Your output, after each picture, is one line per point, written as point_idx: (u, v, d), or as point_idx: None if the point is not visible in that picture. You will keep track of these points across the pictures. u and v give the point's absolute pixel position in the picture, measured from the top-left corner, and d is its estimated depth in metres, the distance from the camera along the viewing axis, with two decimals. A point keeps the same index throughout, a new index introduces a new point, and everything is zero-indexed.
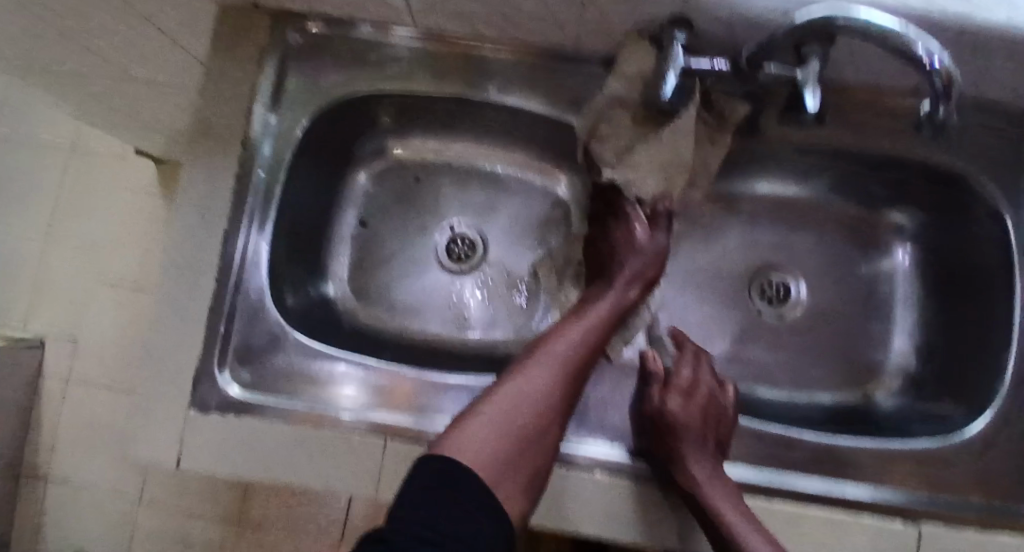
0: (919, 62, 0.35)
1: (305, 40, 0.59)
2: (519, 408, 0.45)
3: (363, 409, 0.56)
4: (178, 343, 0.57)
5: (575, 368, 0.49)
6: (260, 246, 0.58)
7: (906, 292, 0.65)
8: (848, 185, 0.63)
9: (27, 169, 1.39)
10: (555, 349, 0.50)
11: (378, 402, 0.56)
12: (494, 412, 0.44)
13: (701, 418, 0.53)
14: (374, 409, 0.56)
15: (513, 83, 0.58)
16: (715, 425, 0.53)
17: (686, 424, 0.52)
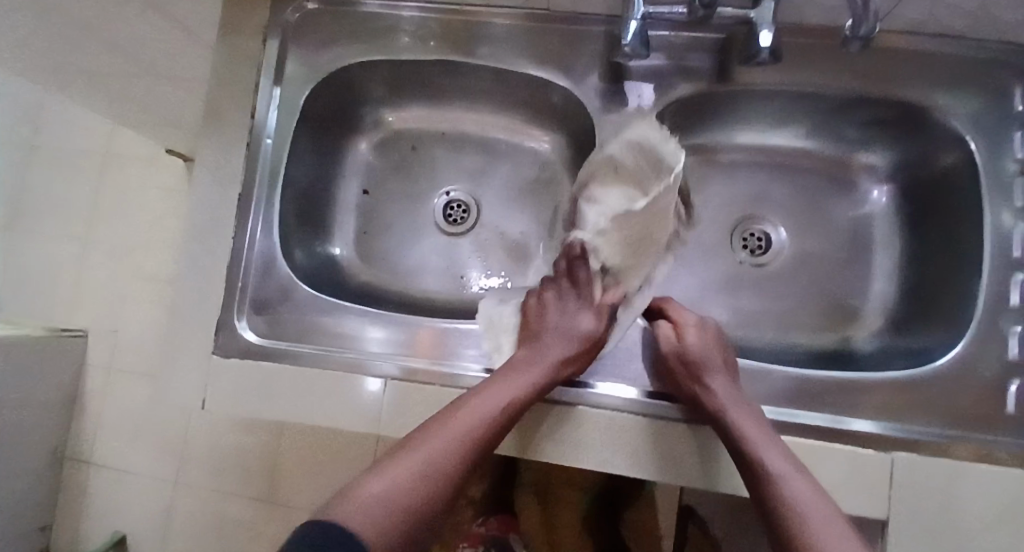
0: None
1: (301, 16, 0.65)
2: (427, 471, 0.45)
3: (396, 358, 0.59)
4: (201, 298, 0.63)
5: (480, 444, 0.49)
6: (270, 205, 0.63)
7: (883, 235, 0.67)
8: (824, 129, 0.65)
9: (70, 173, 1.51)
10: (465, 416, 0.49)
11: (404, 349, 0.60)
12: (396, 474, 0.45)
13: (717, 350, 0.55)
14: (404, 357, 0.60)
15: (494, 46, 0.63)
16: (730, 357, 0.55)
17: (707, 356, 0.55)
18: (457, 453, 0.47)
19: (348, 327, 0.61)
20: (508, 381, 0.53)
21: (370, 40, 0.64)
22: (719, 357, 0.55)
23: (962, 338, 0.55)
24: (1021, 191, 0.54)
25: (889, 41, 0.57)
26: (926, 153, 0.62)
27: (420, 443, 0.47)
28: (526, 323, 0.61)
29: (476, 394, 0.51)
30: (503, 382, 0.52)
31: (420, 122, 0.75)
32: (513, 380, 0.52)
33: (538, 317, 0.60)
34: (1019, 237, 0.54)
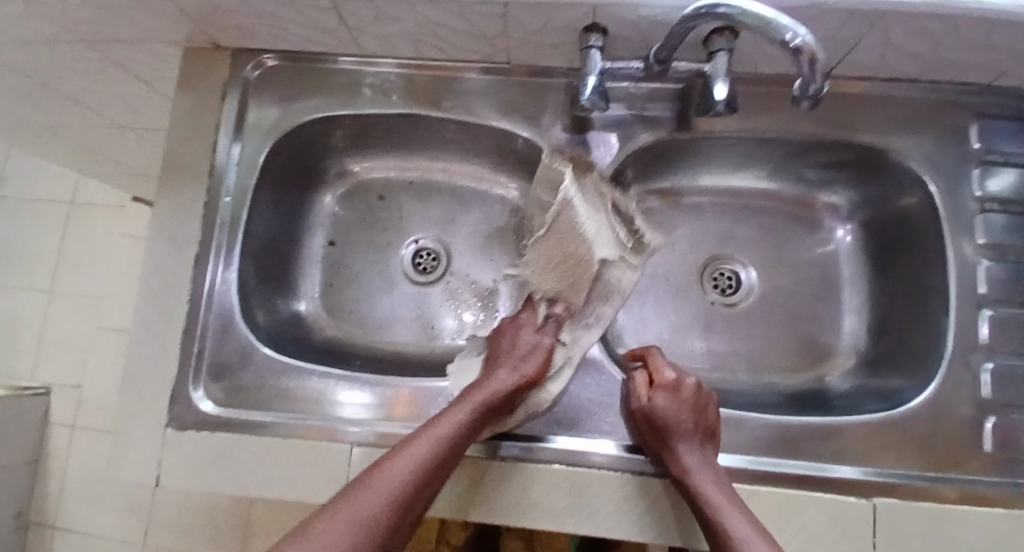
0: (787, 43, 0.40)
1: (261, 73, 0.64)
2: (368, 507, 0.42)
3: (367, 421, 0.57)
4: (155, 365, 0.60)
5: (427, 484, 0.46)
6: (228, 264, 0.61)
7: (851, 272, 0.66)
8: (786, 170, 0.66)
9: (32, 224, 1.47)
10: (418, 448, 0.46)
11: (378, 413, 0.58)
12: (347, 522, 0.41)
13: (690, 412, 0.52)
14: (376, 419, 0.58)
15: (455, 99, 0.63)
16: (703, 416, 0.53)
17: (673, 422, 0.52)
18: (407, 492, 0.44)
19: (313, 390, 0.59)
20: (458, 405, 0.50)
21: (331, 96, 0.64)
22: (688, 421, 0.52)
23: (934, 380, 0.55)
24: (982, 228, 0.56)
25: (842, 87, 0.59)
26: (886, 193, 0.62)
27: (371, 476, 0.44)
28: (497, 348, 0.57)
29: (427, 429, 0.48)
30: (441, 421, 0.49)
31: (386, 172, 0.74)
32: (434, 430, 0.48)
33: (510, 343, 0.57)
34: (983, 273, 0.55)
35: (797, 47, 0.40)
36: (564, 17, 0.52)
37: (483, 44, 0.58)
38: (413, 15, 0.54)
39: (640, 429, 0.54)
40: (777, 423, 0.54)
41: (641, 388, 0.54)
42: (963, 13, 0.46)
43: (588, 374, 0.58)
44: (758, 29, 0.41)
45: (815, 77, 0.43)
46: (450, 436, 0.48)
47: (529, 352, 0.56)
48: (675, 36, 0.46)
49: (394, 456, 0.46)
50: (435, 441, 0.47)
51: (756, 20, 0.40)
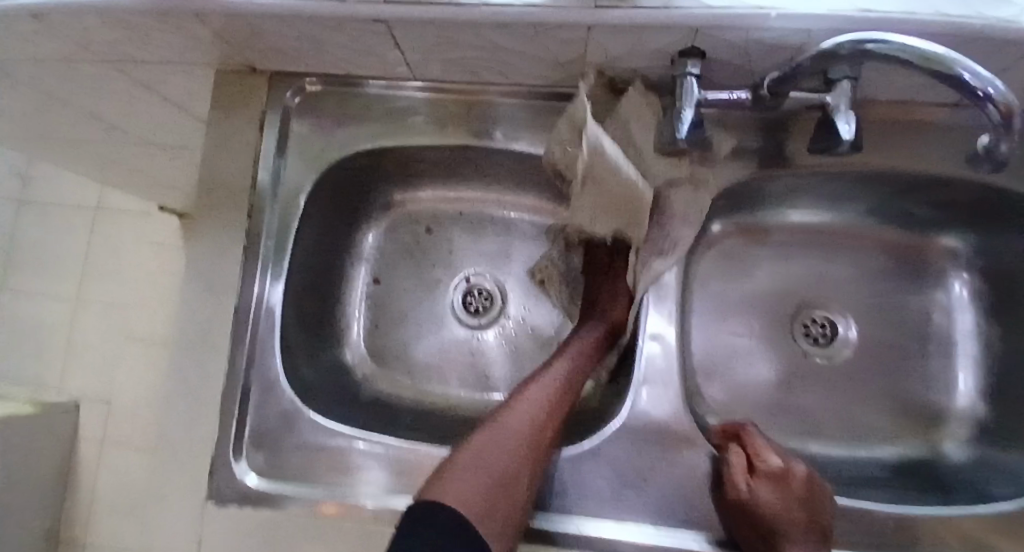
0: (970, 86, 0.34)
1: (302, 99, 0.58)
2: (497, 441, 0.45)
3: (393, 494, 0.51)
4: (190, 424, 0.55)
5: (552, 417, 0.48)
6: (272, 300, 0.55)
7: (966, 325, 0.58)
8: (891, 208, 0.58)
9: (58, 232, 1.44)
10: (535, 390, 0.49)
11: (403, 485, 0.51)
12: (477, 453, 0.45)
13: (798, 507, 0.45)
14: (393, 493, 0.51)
15: (518, 129, 0.56)
16: (814, 511, 0.45)
17: (779, 519, 0.45)
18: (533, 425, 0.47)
19: (363, 460, 0.52)
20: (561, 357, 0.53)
21: (380, 123, 0.57)
22: (798, 521, 0.45)
23: None
24: None
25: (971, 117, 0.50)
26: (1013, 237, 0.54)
27: (495, 419, 0.47)
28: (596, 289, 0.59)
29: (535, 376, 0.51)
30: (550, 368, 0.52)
31: (434, 203, 0.67)
32: (547, 375, 0.51)
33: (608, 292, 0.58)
34: None
35: (988, 95, 0.34)
36: (658, 41, 0.44)
37: (555, 69, 0.51)
38: (480, 38, 0.47)
39: (735, 521, 0.47)
40: (897, 510, 0.47)
41: (741, 475, 0.48)
42: None
43: (671, 454, 0.50)
44: (927, 70, 0.35)
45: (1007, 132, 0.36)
46: (556, 383, 0.51)
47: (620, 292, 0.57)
48: (805, 68, 0.40)
49: (514, 396, 0.49)
50: (548, 386, 0.50)
51: (922, 59, 0.34)
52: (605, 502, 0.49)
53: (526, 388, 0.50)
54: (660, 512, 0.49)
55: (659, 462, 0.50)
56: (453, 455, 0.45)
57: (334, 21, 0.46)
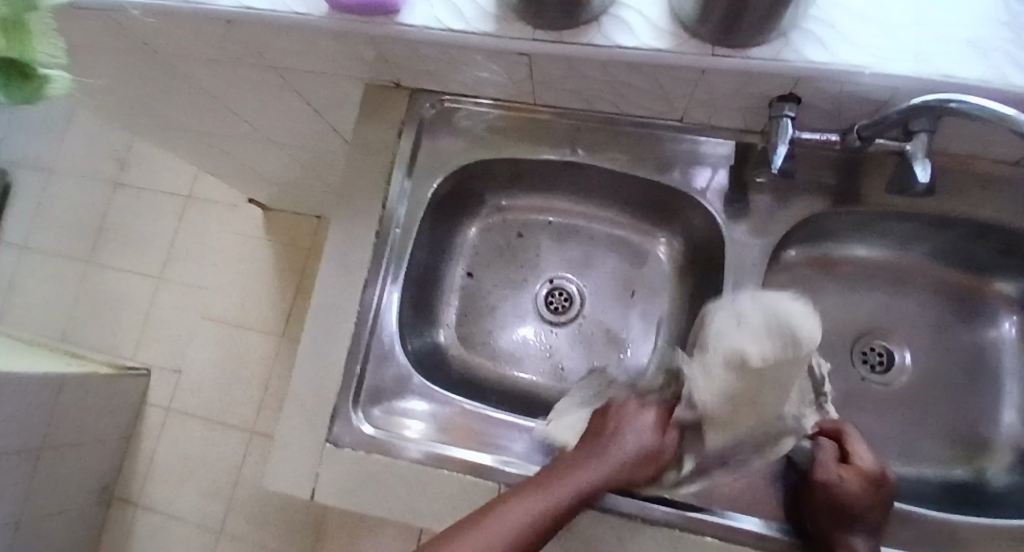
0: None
1: (435, 112, 0.66)
2: (508, 528, 0.43)
3: (428, 440, 0.58)
4: (307, 388, 0.60)
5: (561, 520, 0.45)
6: (394, 290, 0.63)
7: (1013, 364, 0.63)
8: (951, 250, 0.64)
9: (151, 212, 1.57)
10: (563, 488, 0.46)
11: (443, 437, 0.59)
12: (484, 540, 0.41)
13: (878, 507, 0.49)
14: (445, 443, 0.58)
15: (618, 151, 0.64)
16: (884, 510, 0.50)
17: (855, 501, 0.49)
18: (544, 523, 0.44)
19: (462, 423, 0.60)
20: (602, 459, 0.49)
21: (498, 136, 0.66)
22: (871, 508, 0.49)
23: None
24: None
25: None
26: None
27: (514, 500, 0.45)
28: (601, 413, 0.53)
29: (568, 471, 0.48)
30: (583, 472, 0.47)
31: (527, 210, 0.75)
32: (580, 477, 0.47)
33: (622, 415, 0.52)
34: None
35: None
36: (761, 85, 0.52)
37: (662, 102, 0.59)
38: (604, 72, 0.55)
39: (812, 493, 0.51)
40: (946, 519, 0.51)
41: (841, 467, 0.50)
42: None
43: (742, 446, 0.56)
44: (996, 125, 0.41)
45: None
46: (582, 488, 0.47)
47: (650, 436, 0.50)
48: (892, 118, 0.47)
49: (539, 489, 0.46)
50: (578, 488, 0.46)
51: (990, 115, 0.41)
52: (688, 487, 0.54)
53: (552, 479, 0.47)
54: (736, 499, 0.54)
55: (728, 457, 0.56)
56: (465, 523, 0.43)
57: (484, 49, 0.55)
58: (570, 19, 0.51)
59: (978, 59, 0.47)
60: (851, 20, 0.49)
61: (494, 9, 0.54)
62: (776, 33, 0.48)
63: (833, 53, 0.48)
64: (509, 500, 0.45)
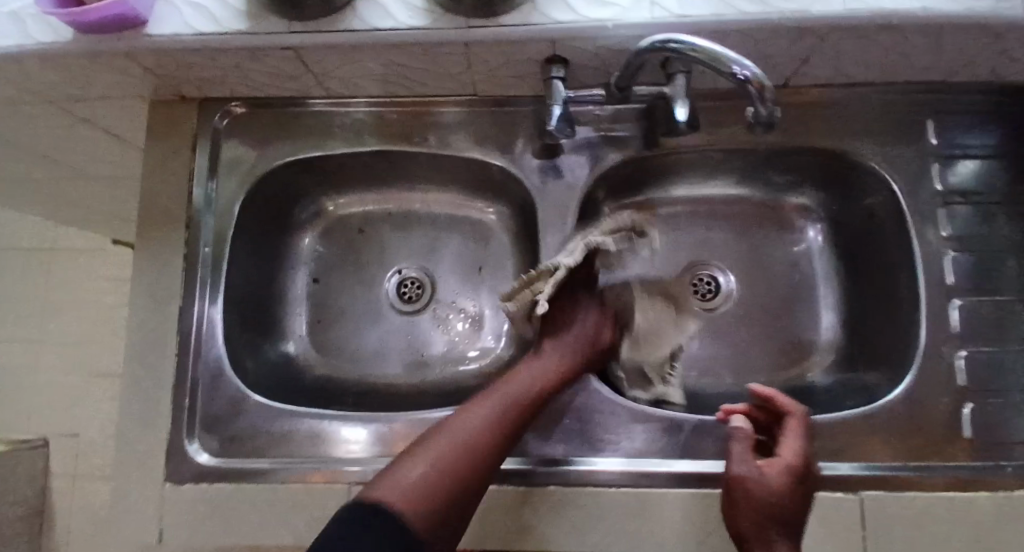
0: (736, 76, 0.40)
1: (230, 121, 0.65)
2: (460, 435, 0.48)
3: (372, 459, 0.58)
4: (143, 426, 0.61)
5: (504, 427, 0.50)
6: (214, 313, 0.62)
7: (823, 269, 0.68)
8: (753, 176, 0.68)
9: (8, 274, 1.44)
10: (509, 391, 0.53)
11: (384, 451, 0.58)
12: (434, 453, 0.46)
13: (791, 496, 0.45)
14: (381, 457, 0.58)
15: (423, 134, 0.64)
16: (803, 499, 0.45)
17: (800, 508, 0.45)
18: (489, 428, 0.49)
19: (308, 433, 0.59)
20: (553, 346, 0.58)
21: (306, 137, 0.65)
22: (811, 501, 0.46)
23: (910, 373, 0.56)
24: (946, 222, 0.58)
25: (802, 96, 0.61)
26: (852, 192, 0.65)
27: (459, 414, 0.50)
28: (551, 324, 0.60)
29: (528, 365, 0.56)
30: (539, 357, 0.57)
31: (362, 206, 0.74)
32: (534, 367, 0.56)
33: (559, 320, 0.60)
34: (949, 264, 0.57)
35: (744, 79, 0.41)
36: (526, 51, 0.53)
37: (449, 80, 0.59)
38: (381, 58, 0.55)
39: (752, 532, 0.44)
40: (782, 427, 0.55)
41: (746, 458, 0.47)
42: (910, 19, 0.48)
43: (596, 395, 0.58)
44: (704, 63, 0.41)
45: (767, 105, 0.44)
46: (529, 378, 0.55)
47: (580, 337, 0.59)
48: (634, 61, 0.48)
49: (486, 396, 0.52)
50: (518, 385, 0.54)
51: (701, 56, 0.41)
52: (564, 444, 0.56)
53: (489, 391, 0.53)
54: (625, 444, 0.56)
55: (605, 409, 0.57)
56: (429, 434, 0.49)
57: (250, 50, 0.54)
58: (323, 7, 0.51)
59: None
60: None
61: (246, 7, 0.52)
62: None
63: (576, 12, 0.50)
64: (464, 412, 0.51)
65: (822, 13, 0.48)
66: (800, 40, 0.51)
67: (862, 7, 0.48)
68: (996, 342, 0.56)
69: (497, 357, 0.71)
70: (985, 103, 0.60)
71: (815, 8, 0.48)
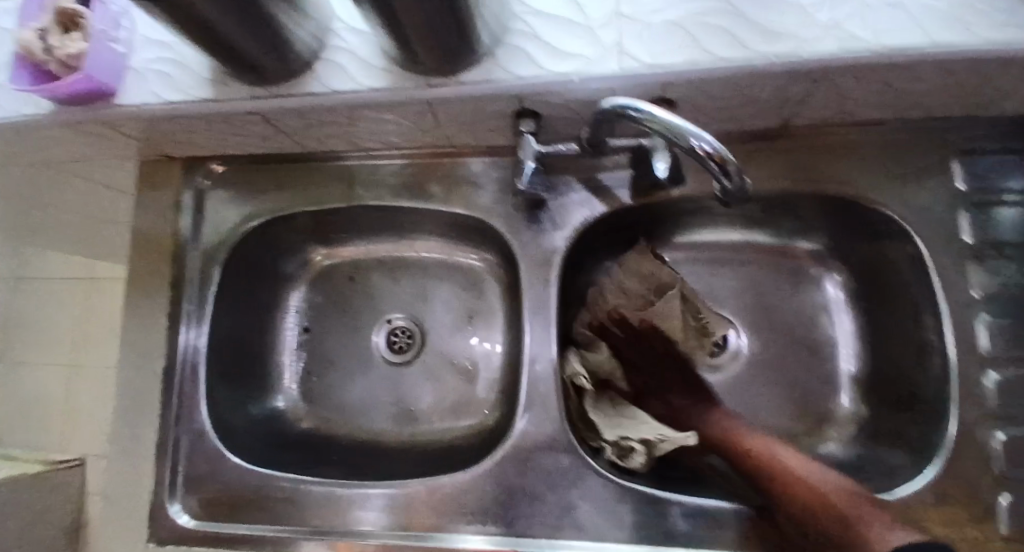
0: (700, 151, 0.38)
1: (212, 179, 0.66)
2: None
3: (383, 529, 0.55)
4: (134, 486, 0.62)
5: None
6: (199, 340, 0.63)
7: (843, 324, 0.62)
8: (760, 221, 0.62)
9: (47, 303, 1.49)
10: None
11: (398, 521, 0.55)
12: None
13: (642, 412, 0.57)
14: (394, 529, 0.55)
15: (403, 187, 0.62)
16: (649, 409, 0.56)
17: (746, 436, 0.48)
18: None
19: (282, 499, 0.58)
20: None
21: (290, 193, 0.64)
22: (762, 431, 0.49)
23: (937, 456, 0.49)
24: (977, 280, 0.51)
25: (807, 137, 0.55)
26: (872, 241, 0.58)
27: None
28: None
29: None
30: None
31: (351, 255, 0.73)
32: None
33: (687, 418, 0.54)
34: (980, 328, 0.50)
35: (709, 153, 0.38)
36: (494, 107, 0.51)
37: (422, 134, 0.57)
38: (348, 118, 0.54)
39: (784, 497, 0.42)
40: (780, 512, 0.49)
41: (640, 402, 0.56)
42: (921, 59, 0.42)
43: (574, 468, 0.54)
44: (667, 135, 0.39)
45: (732, 179, 0.40)
46: None
47: None
48: (595, 120, 0.45)
49: None
50: None
51: (665, 128, 0.38)
52: (546, 522, 0.53)
53: None
54: (616, 523, 0.52)
55: (595, 486, 0.53)
56: None
57: (219, 116, 0.54)
58: (282, 72, 0.50)
59: (684, 37, 0.45)
60: (553, 29, 0.47)
61: (208, 73, 0.52)
62: (482, 53, 0.47)
63: (540, 65, 0.47)
64: None
65: (813, 53, 0.43)
66: (794, 84, 0.46)
67: (860, 45, 0.42)
68: None
69: (484, 414, 0.67)
70: None
71: (807, 49, 0.43)
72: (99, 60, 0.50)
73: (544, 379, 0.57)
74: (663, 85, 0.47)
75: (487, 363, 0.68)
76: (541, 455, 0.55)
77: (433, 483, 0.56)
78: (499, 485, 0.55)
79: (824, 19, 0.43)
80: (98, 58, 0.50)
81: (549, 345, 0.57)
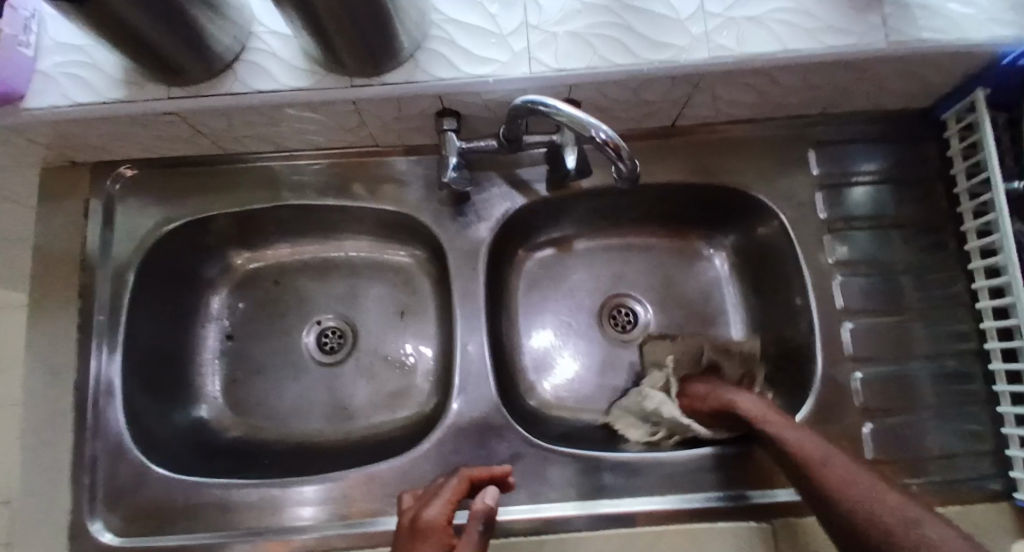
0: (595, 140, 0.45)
1: (123, 183, 0.64)
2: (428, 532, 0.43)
3: (322, 523, 0.56)
4: (46, 507, 0.58)
5: (438, 521, 0.44)
6: (112, 372, 0.60)
7: (733, 295, 0.70)
8: (659, 210, 0.70)
9: None
10: (436, 502, 0.46)
11: (335, 512, 0.57)
12: (437, 518, 0.44)
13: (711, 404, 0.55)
14: (333, 520, 0.57)
15: (328, 187, 0.64)
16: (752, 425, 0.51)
17: (768, 417, 0.51)
18: (440, 533, 0.43)
19: (216, 502, 0.58)
20: (442, 486, 0.49)
21: (208, 197, 0.64)
22: (773, 408, 0.53)
23: (812, 397, 0.58)
24: (836, 247, 0.61)
25: (693, 134, 0.63)
26: (749, 222, 0.67)
27: (427, 531, 0.43)
28: (417, 497, 0.50)
29: (417, 505, 0.47)
30: (417, 503, 0.48)
31: (277, 258, 0.73)
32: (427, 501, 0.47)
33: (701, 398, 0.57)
34: (839, 288, 0.60)
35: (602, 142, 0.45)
36: (416, 107, 0.54)
37: (348, 134, 0.60)
38: (273, 118, 0.55)
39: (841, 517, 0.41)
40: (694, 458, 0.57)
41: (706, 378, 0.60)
42: (775, 63, 0.51)
43: (506, 439, 0.58)
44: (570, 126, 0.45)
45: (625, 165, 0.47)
46: (440, 497, 0.47)
47: (465, 484, 0.49)
48: (513, 116, 0.50)
49: (423, 504, 0.47)
50: (435, 503, 0.46)
51: (567, 119, 0.44)
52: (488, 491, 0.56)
53: (438, 501, 0.46)
54: (553, 488, 0.56)
55: (533, 455, 0.57)
56: (437, 511, 0.45)
57: (134, 117, 0.54)
58: (203, 72, 0.50)
59: (583, 45, 0.51)
60: (468, 36, 0.51)
61: (127, 76, 0.52)
62: (402, 57, 0.50)
63: (456, 67, 0.51)
64: (431, 514, 0.45)
65: (689, 61, 0.50)
66: (678, 87, 0.54)
67: (725, 53, 0.50)
68: (888, 362, 0.58)
69: (420, 403, 0.69)
70: (866, 133, 0.63)
71: (684, 56, 0.50)
72: (6, 62, 0.49)
73: (474, 362, 0.61)
74: (567, 88, 0.52)
75: (419, 356, 0.71)
76: (476, 431, 0.59)
77: (371, 470, 0.58)
78: (437, 464, 0.58)
79: (697, 31, 0.51)
80: (5, 60, 0.49)
81: (479, 328, 0.61)
